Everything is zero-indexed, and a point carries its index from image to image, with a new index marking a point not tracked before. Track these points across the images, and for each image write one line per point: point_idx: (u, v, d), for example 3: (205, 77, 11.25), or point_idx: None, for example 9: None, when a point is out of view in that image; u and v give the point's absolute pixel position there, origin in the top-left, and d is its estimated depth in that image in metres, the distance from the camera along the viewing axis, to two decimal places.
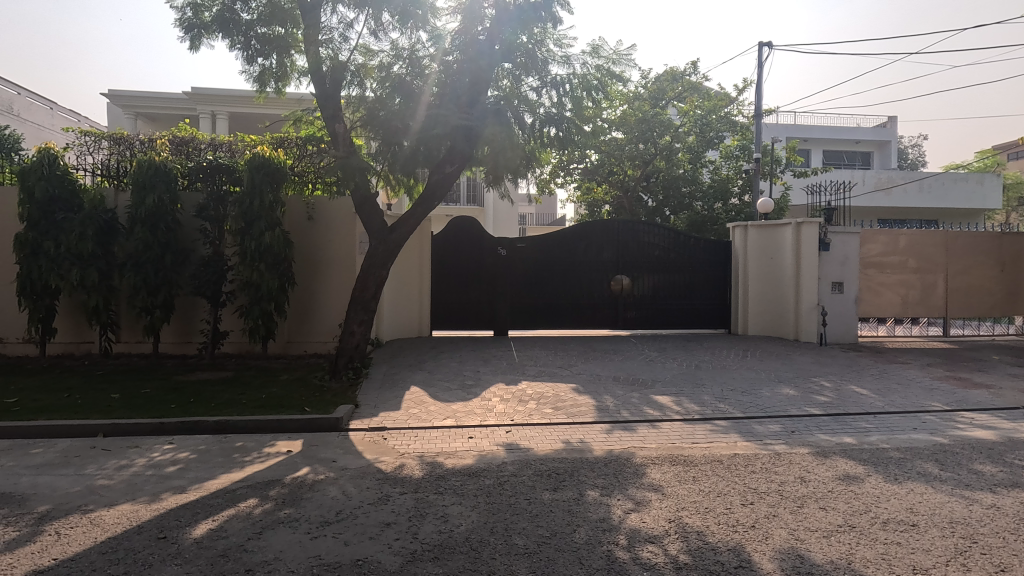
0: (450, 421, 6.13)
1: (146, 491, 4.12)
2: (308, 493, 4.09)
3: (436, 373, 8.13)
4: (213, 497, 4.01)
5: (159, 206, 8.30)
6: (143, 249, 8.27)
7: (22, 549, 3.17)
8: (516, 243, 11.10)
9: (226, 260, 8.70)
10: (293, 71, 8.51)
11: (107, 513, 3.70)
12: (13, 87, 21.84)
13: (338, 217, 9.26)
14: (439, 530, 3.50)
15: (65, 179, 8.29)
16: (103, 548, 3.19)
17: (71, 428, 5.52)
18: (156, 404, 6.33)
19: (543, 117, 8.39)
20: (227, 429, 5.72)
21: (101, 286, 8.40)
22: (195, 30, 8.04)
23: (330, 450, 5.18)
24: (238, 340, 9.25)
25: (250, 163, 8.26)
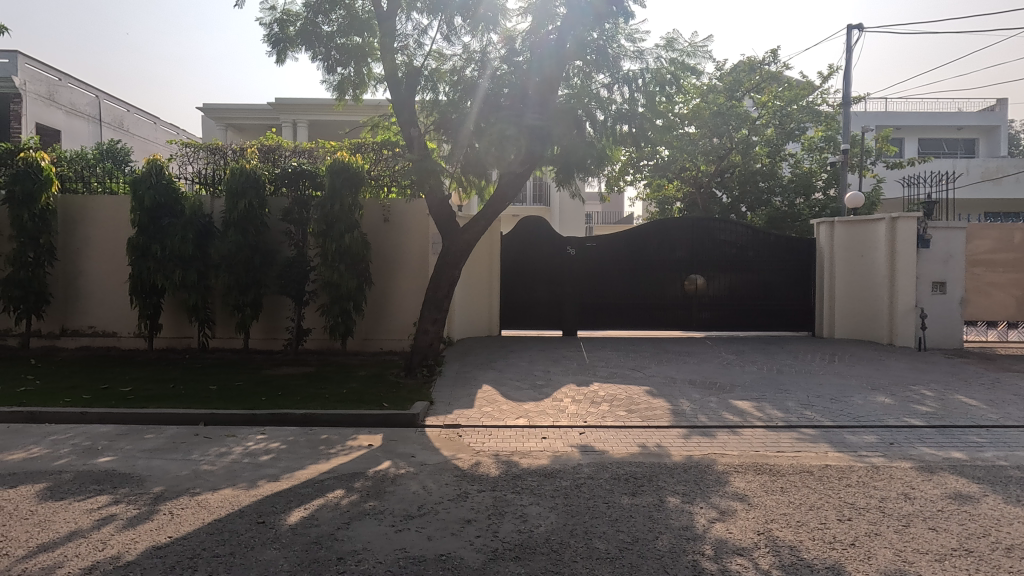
0: (523, 420, 6.17)
1: (243, 477, 4.40)
2: (390, 487, 4.23)
3: (507, 372, 8.19)
4: (303, 486, 4.23)
5: (249, 210, 8.88)
6: (235, 251, 8.86)
7: (142, 526, 3.47)
8: (585, 242, 11.02)
9: (309, 261, 9.18)
10: (370, 79, 8.87)
11: (212, 497, 3.99)
12: (120, 104, 24.04)
13: (412, 219, 9.53)
14: (519, 529, 3.51)
15: (169, 188, 9.02)
16: (211, 529, 3.44)
17: (177, 416, 6.01)
18: (248, 396, 6.76)
19: (614, 114, 8.27)
20: (311, 422, 6.02)
21: (199, 286, 9.08)
22: (281, 44, 8.47)
23: (409, 445, 5.34)
24: (319, 337, 9.72)
25: (331, 168, 8.65)
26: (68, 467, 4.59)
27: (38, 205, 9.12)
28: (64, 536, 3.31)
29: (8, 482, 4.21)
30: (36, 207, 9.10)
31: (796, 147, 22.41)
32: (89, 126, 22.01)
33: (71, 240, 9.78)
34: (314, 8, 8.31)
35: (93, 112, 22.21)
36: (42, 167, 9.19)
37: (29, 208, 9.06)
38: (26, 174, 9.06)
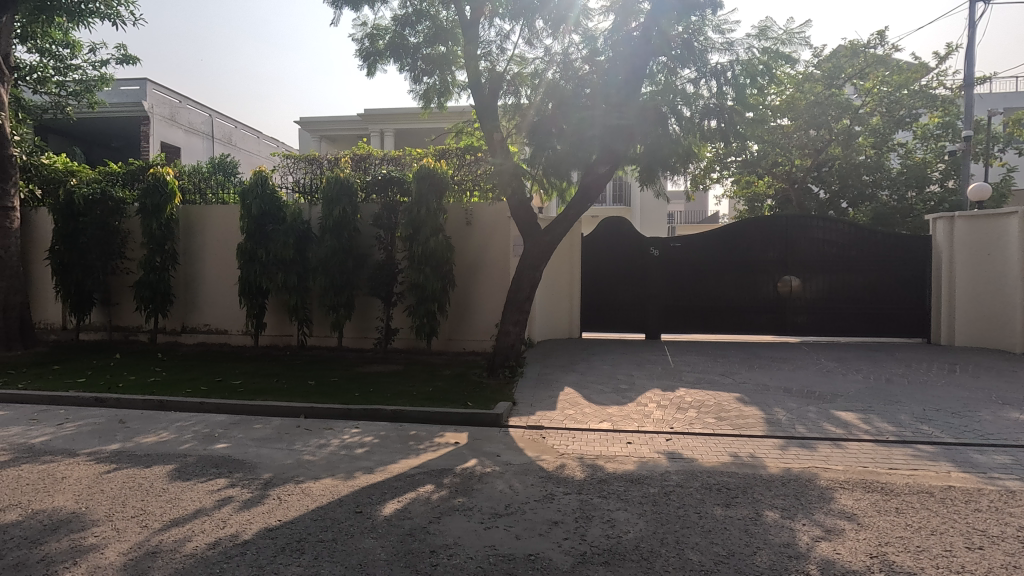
0: (607, 424, 6.07)
1: (341, 469, 4.67)
2: (477, 485, 4.31)
3: (589, 375, 8.11)
4: (397, 479, 4.42)
5: (343, 216, 9.42)
6: (330, 255, 9.42)
7: (255, 509, 3.78)
8: (669, 242, 10.71)
9: (397, 264, 9.58)
10: (454, 86, 9.12)
11: (314, 485, 4.27)
12: (229, 121, 26.31)
13: (494, 222, 9.68)
14: (607, 534, 3.47)
15: (273, 197, 9.71)
16: (315, 516, 3.68)
17: (281, 408, 6.47)
18: (343, 392, 7.16)
19: (701, 109, 7.92)
20: (400, 418, 6.28)
21: (299, 287, 9.74)
22: (371, 58, 8.91)
23: (494, 445, 5.42)
24: (406, 337, 10.10)
25: (417, 174, 8.99)
26: (191, 451, 5.08)
27: (164, 216, 10.19)
28: (191, 513, 3.67)
29: (144, 462, 4.72)
30: (162, 218, 10.16)
31: (904, 135, 20.55)
32: (204, 143, 24.29)
33: (191, 247, 10.82)
34: (403, 21, 8.68)
35: (207, 130, 24.50)
36: (167, 181, 10.25)
37: (157, 218, 10.13)
38: (154, 188, 10.15)
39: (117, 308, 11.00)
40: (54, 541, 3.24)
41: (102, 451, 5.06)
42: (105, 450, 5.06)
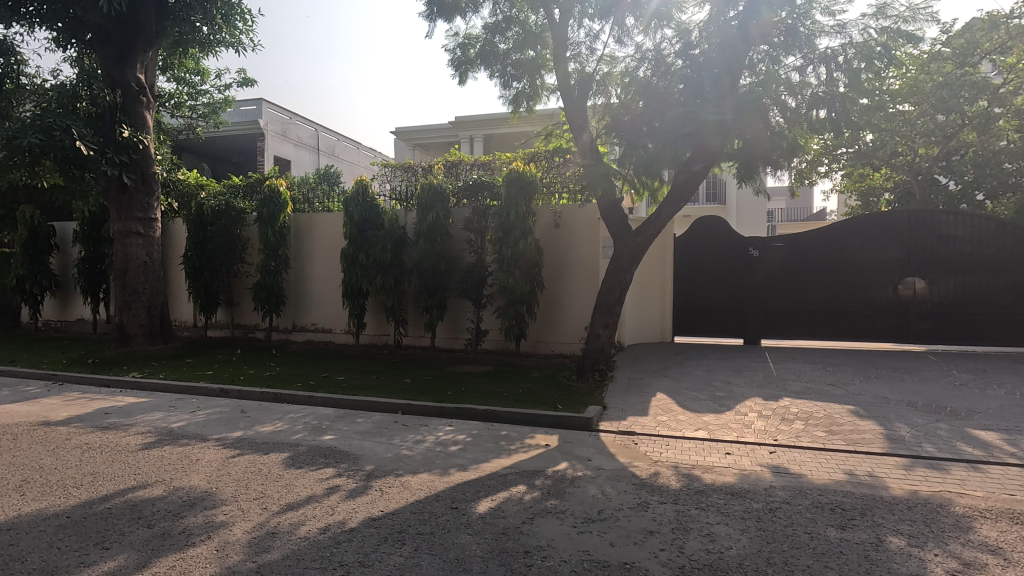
0: (703, 433, 5.80)
1: (436, 464, 4.83)
2: (569, 488, 4.29)
3: (683, 381, 7.80)
4: (490, 478, 4.50)
5: (436, 221, 9.79)
6: (424, 259, 9.80)
7: (360, 498, 4.01)
8: (771, 242, 10.06)
9: (487, 267, 9.78)
10: (543, 90, 9.19)
11: (413, 479, 4.46)
12: (332, 134, 28.20)
13: (583, 224, 9.62)
14: (707, 548, 3.31)
15: (373, 204, 10.32)
16: (415, 509, 3.83)
17: (380, 404, 6.83)
18: (437, 391, 7.43)
19: (810, 99, 7.37)
20: (491, 418, 6.40)
21: (396, 290, 10.21)
22: (463, 66, 9.19)
23: (585, 449, 5.37)
24: (496, 338, 10.27)
25: (507, 179, 9.17)
26: (302, 441, 5.49)
27: (278, 224, 11.12)
28: (305, 499, 3.97)
29: (263, 449, 5.18)
30: (277, 225, 11.11)
31: None
32: (311, 155, 26.23)
33: (301, 252, 11.73)
34: (493, 29, 8.84)
35: (314, 143, 26.43)
36: (280, 193, 11.19)
37: (272, 226, 11.08)
38: (270, 199, 11.12)
39: (238, 308, 12.15)
40: (191, 515, 3.63)
41: (228, 437, 5.61)
42: (231, 437, 5.60)
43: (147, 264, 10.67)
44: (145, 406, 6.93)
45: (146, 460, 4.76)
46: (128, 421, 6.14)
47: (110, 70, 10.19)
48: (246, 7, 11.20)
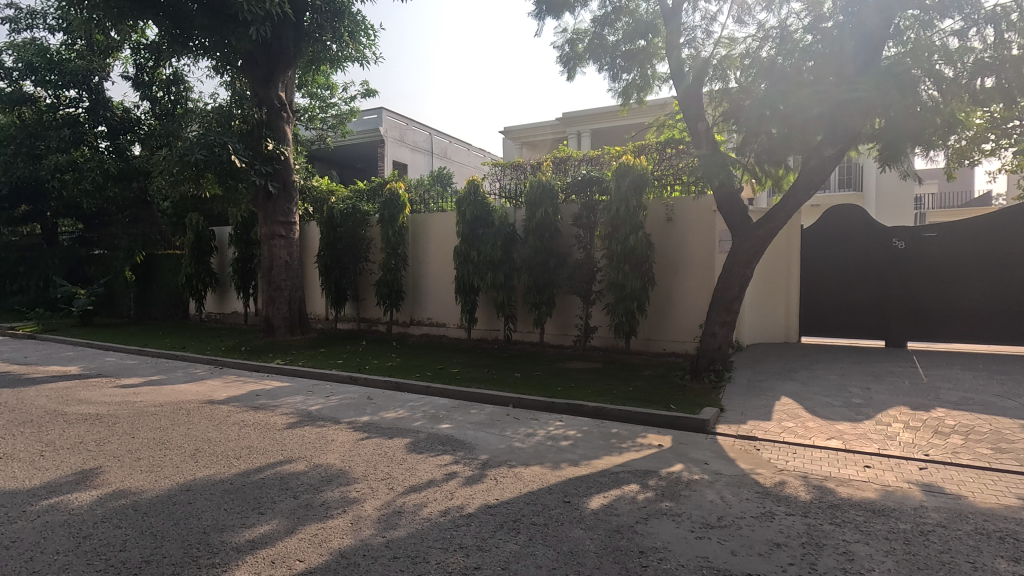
0: (836, 443, 5.31)
1: (548, 458, 4.90)
2: (685, 491, 4.14)
3: (812, 385, 7.18)
4: (602, 475, 4.48)
5: (545, 218, 9.88)
6: (533, 255, 9.94)
7: (476, 485, 4.18)
8: (920, 232, 8.91)
9: (596, 263, 9.69)
10: (654, 79, 8.92)
11: (525, 470, 4.56)
12: (444, 137, 29.42)
13: (697, 217, 9.19)
14: (844, 568, 3.03)
15: (484, 202, 10.65)
16: (528, 499, 3.92)
17: (492, 397, 7.05)
18: (546, 386, 7.52)
19: (972, 66, 6.40)
20: (601, 414, 6.35)
21: (505, 286, 10.45)
22: (571, 62, 9.13)
23: (702, 452, 5.15)
24: (605, 335, 10.14)
25: (617, 173, 9.06)
26: (422, 428, 5.84)
27: (397, 224, 11.88)
28: (426, 483, 4.22)
29: (388, 434, 5.58)
30: (396, 226, 11.87)
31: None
32: (426, 159, 27.57)
33: (418, 250, 12.41)
34: (602, 21, 8.70)
35: (428, 146, 27.75)
36: (399, 195, 11.94)
37: (392, 226, 11.87)
38: (390, 201, 11.91)
39: (363, 302, 13.16)
40: (329, 490, 4.01)
41: (357, 421, 6.11)
42: (359, 421, 6.10)
43: (288, 263, 11.91)
44: (287, 390, 7.75)
45: (291, 438, 5.34)
46: (275, 403, 6.91)
47: (257, 90, 11.50)
48: (370, 23, 12.11)
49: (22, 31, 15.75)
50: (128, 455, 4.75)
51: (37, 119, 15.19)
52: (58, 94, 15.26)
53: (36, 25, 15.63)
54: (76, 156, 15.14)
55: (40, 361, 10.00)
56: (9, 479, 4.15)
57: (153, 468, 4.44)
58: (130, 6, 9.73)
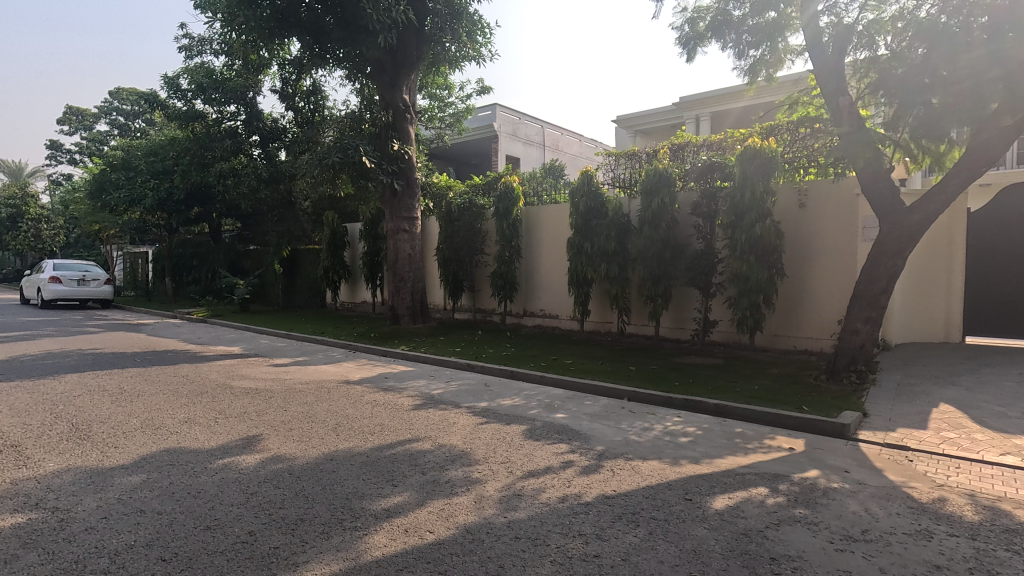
0: (1013, 459, 4.58)
1: (667, 454, 4.76)
2: (822, 499, 3.82)
3: (980, 392, 6.24)
4: (726, 475, 4.27)
5: (661, 208, 9.55)
6: (649, 246, 9.65)
7: (594, 475, 4.19)
8: None
9: (717, 253, 9.18)
10: (786, 53, 8.26)
11: (643, 465, 4.47)
12: (556, 129, 29.50)
13: (836, 202, 8.35)
14: None
15: (598, 193, 10.53)
16: (647, 494, 3.85)
17: (607, 389, 6.99)
18: (663, 380, 7.30)
19: None
20: (723, 413, 6.04)
21: (619, 277, 10.25)
22: (691, 42, 8.66)
23: (841, 459, 4.71)
24: (726, 330, 9.59)
25: (742, 157, 8.51)
26: (537, 416, 5.96)
27: (512, 217, 12.15)
28: (543, 469, 4.31)
29: (505, 420, 5.76)
30: (511, 218, 12.13)
31: None
32: (538, 152, 27.85)
33: (531, 243, 12.58)
34: None
35: (540, 140, 28.01)
36: (514, 188, 12.20)
37: (507, 219, 12.15)
38: (505, 194, 12.21)
39: (479, 293, 13.64)
40: (454, 469, 4.25)
41: (476, 406, 6.39)
42: (478, 406, 6.36)
43: (411, 255, 12.66)
44: (412, 375, 8.29)
45: (417, 419, 5.72)
46: (402, 385, 7.44)
47: (384, 95, 12.31)
48: (486, 22, 12.41)
49: (194, 56, 18.25)
50: (282, 426, 5.39)
51: (206, 132, 17.54)
52: (222, 110, 17.49)
53: (205, 50, 18.03)
54: (235, 164, 17.55)
55: (211, 341, 11.62)
56: (193, 439, 4.90)
57: (303, 439, 4.99)
58: (279, 26, 10.88)
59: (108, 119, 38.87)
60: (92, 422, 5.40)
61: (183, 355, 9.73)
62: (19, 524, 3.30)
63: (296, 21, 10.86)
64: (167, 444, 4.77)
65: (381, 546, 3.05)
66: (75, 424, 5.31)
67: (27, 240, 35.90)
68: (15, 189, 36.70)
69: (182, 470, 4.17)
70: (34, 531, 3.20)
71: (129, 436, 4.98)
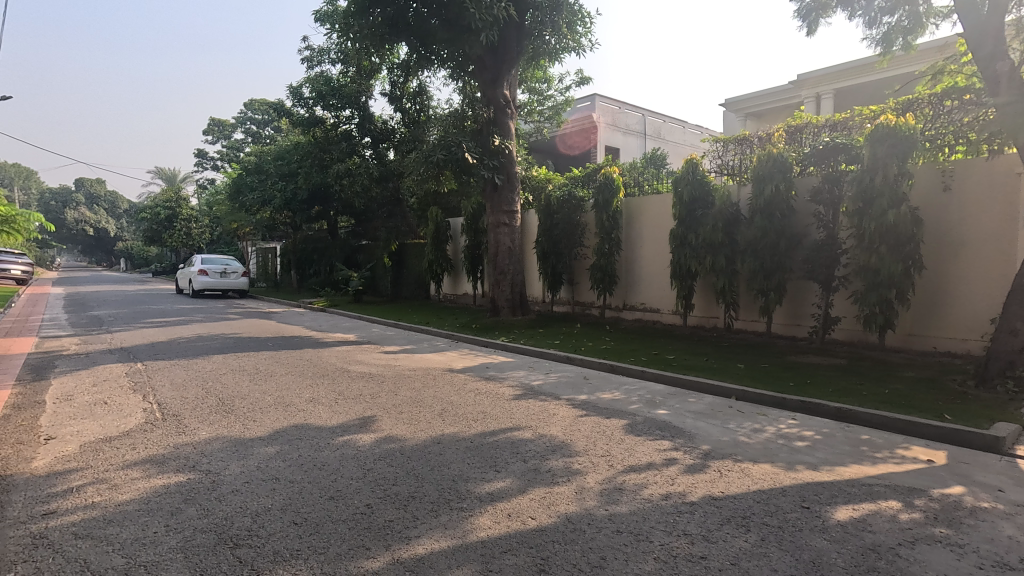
0: None
1: (780, 458, 4.47)
2: (969, 519, 3.39)
3: None
4: (849, 485, 3.92)
5: (776, 195, 8.92)
6: (761, 236, 9.03)
7: (699, 475, 4.04)
8: None
9: (840, 243, 8.40)
10: (930, 17, 7.34)
11: (754, 467, 4.23)
12: (659, 117, 28.45)
13: (990, 184, 7.29)
14: None
15: (704, 182, 10.04)
16: (758, 498, 3.64)
17: (713, 387, 6.67)
18: (776, 380, 6.83)
19: None
20: (846, 417, 5.55)
21: (727, 270, 9.71)
22: (812, 14, 7.86)
23: (993, 476, 4.13)
24: (850, 328, 8.76)
25: (872, 137, 7.70)
26: (638, 411, 5.84)
27: (612, 209, 11.94)
28: (645, 465, 4.23)
29: (605, 414, 5.71)
30: (611, 210, 11.93)
31: None
32: (639, 140, 27.05)
33: (632, 234, 12.29)
34: None
35: (641, 128, 27.17)
36: (614, 179, 11.95)
37: (607, 211, 11.96)
38: (605, 185, 12.01)
39: (578, 286, 13.58)
40: (555, 459, 4.30)
41: (575, 399, 6.39)
42: (578, 399, 6.36)
43: (511, 248, 12.88)
44: (512, 365, 8.46)
45: (518, 408, 5.84)
46: (502, 375, 7.63)
47: (486, 91, 12.59)
48: (586, 11, 12.22)
49: (315, 66, 19.84)
50: (393, 409, 5.75)
51: (325, 136, 19.01)
52: (338, 114, 18.86)
53: (324, 60, 19.52)
54: (350, 165, 18.75)
55: (330, 329, 12.63)
56: (317, 417, 5.38)
57: (412, 422, 5.30)
58: (389, 32, 11.50)
59: (243, 128, 43.35)
60: (234, 398, 6.12)
61: (307, 341, 10.68)
62: (180, 482, 3.83)
63: (405, 27, 11.44)
64: (295, 420, 5.28)
65: (486, 528, 3.17)
66: (221, 399, 6.04)
67: (181, 237, 41.21)
68: (172, 193, 42.25)
69: (309, 444, 4.60)
70: (192, 489, 3.71)
71: (264, 411, 5.58)
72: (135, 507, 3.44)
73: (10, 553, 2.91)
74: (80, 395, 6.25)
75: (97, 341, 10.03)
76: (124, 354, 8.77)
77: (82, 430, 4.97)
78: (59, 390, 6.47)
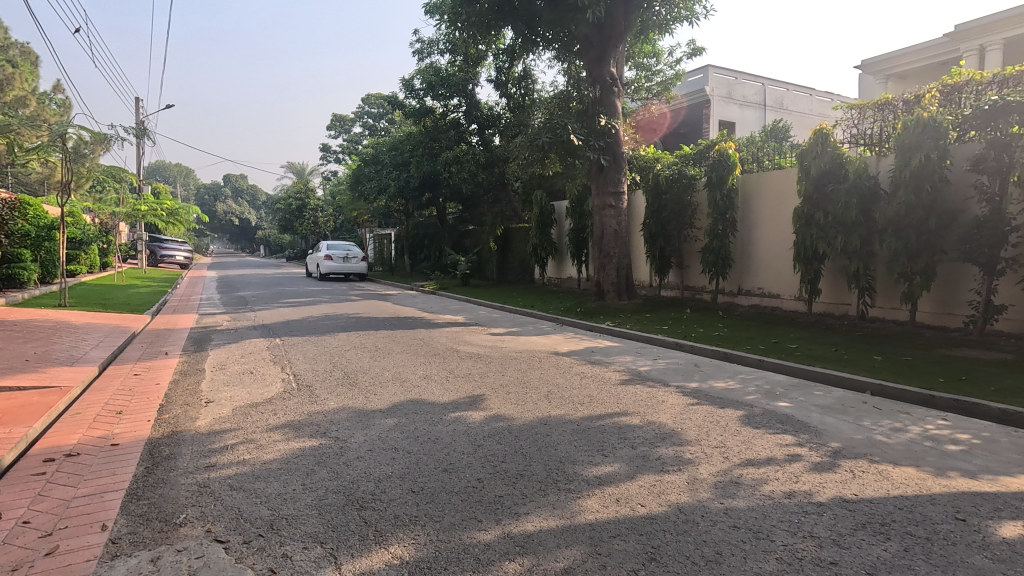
0: None
1: (927, 461, 3.97)
2: None
3: None
4: (1017, 498, 3.39)
5: (925, 164, 7.83)
6: (905, 214, 8.02)
7: (829, 474, 3.70)
8: None
9: (1009, 219, 7.20)
10: None
11: (895, 471, 3.80)
12: (781, 86, 26.21)
13: None
14: None
15: (836, 154, 9.09)
16: (901, 504, 3.27)
17: (843, 379, 6.08)
18: (923, 375, 6.07)
19: None
20: (1012, 421, 4.81)
21: (861, 252, 8.75)
22: None
23: None
24: (1020, 317, 7.53)
25: None
26: (756, 403, 5.48)
27: (726, 187, 11.21)
28: (765, 459, 3.96)
29: (719, 404, 5.42)
30: (725, 188, 11.20)
31: None
32: (758, 112, 25.09)
33: (749, 214, 11.46)
34: None
35: (760, 99, 25.21)
36: (729, 155, 11.20)
37: (721, 189, 11.25)
38: (719, 162, 11.29)
39: (687, 270, 12.98)
40: (665, 447, 4.16)
41: (686, 386, 6.14)
42: (688, 387, 6.11)
43: (617, 231, 12.58)
44: (618, 350, 8.31)
45: (624, 393, 5.73)
46: (608, 360, 7.52)
47: (592, 71, 12.29)
48: None
49: (425, 58, 20.56)
50: (501, 389, 5.90)
51: (435, 125, 19.74)
52: (447, 103, 19.44)
53: (433, 51, 20.16)
54: (458, 152, 19.33)
55: (440, 311, 13.22)
56: (430, 393, 5.68)
57: (519, 402, 5.41)
58: (496, 17, 11.52)
59: (362, 122, 46.45)
60: (358, 372, 6.64)
61: (419, 321, 11.29)
62: (313, 446, 4.23)
63: (511, 10, 11.38)
64: (410, 395, 5.62)
65: (595, 511, 3.16)
66: (346, 372, 6.60)
67: (310, 225, 45.19)
68: (301, 185, 46.40)
69: (424, 418, 4.87)
70: (323, 453, 4.08)
71: (383, 385, 6.00)
72: (278, 466, 3.87)
73: (182, 497, 3.40)
74: (231, 365, 7.13)
75: (243, 318, 11.33)
76: (265, 330, 9.84)
77: (234, 395, 5.67)
78: (215, 360, 7.43)
